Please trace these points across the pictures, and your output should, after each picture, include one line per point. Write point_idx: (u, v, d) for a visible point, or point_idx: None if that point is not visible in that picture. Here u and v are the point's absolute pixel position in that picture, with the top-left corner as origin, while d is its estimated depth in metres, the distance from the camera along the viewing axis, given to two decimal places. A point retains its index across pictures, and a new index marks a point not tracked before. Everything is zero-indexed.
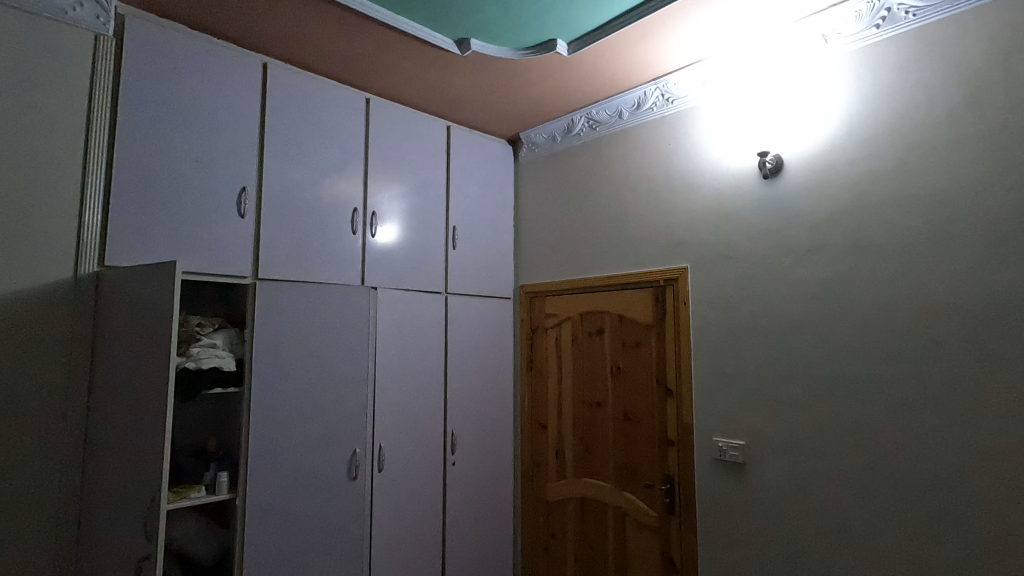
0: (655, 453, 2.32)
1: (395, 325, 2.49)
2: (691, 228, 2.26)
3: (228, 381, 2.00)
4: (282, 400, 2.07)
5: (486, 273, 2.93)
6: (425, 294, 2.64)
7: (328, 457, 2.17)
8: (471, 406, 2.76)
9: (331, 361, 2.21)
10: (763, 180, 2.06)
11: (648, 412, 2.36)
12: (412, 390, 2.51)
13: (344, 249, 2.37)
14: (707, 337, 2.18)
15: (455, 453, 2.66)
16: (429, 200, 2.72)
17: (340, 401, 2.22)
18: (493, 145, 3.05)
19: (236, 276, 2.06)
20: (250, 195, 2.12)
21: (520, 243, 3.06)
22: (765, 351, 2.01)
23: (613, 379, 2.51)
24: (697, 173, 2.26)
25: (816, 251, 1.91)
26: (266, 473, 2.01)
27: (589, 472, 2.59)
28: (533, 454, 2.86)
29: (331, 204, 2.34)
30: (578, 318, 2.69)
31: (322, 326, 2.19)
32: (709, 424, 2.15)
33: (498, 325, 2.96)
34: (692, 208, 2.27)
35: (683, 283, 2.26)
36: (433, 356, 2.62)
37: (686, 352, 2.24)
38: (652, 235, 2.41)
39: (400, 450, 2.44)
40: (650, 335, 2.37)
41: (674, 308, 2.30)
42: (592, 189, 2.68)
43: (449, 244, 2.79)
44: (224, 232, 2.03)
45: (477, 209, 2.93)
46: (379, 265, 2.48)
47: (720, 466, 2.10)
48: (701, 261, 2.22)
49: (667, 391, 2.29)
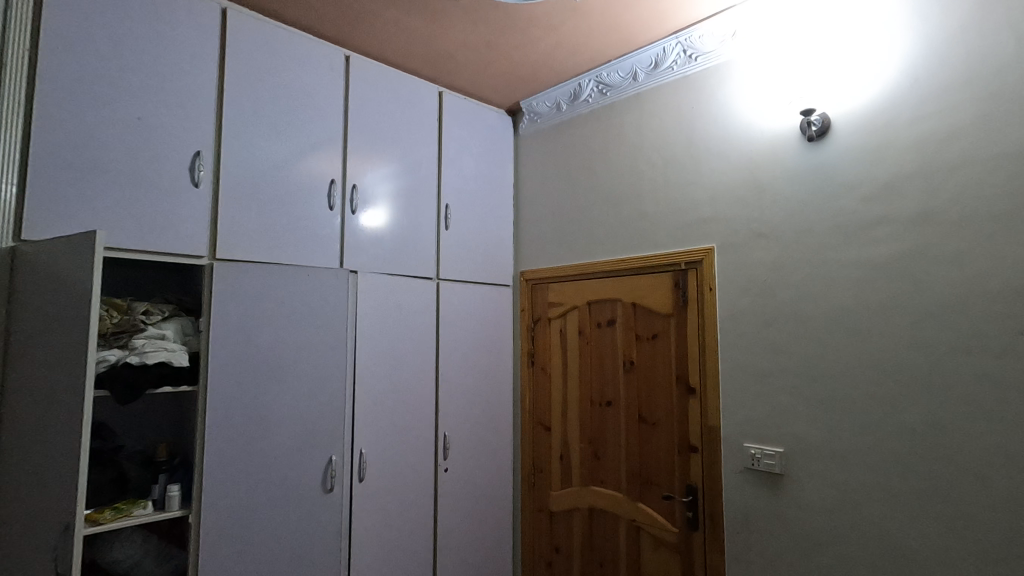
0: (674, 460, 2.04)
1: (379, 314, 2.19)
2: (717, 203, 1.97)
3: (179, 380, 1.71)
4: (243, 400, 1.77)
5: (483, 258, 2.63)
6: (414, 280, 2.34)
7: (299, 467, 1.87)
8: (465, 406, 2.47)
9: (302, 355, 1.91)
10: (806, 145, 1.76)
11: (666, 413, 2.07)
12: (399, 389, 2.22)
13: (320, 227, 2.06)
14: (738, 328, 1.89)
15: (448, 458, 2.37)
16: (419, 174, 2.42)
17: (313, 401, 1.92)
18: (491, 115, 2.75)
19: (190, 255, 1.76)
20: (207, 161, 1.81)
21: (520, 225, 2.77)
22: (808, 344, 1.73)
23: (625, 375, 2.23)
24: (725, 139, 1.96)
25: (871, 227, 1.62)
26: (224, 487, 1.72)
27: (598, 479, 2.31)
28: (535, 458, 2.58)
29: (304, 175, 2.03)
30: (585, 308, 2.40)
31: (292, 315, 1.90)
32: (738, 428, 1.87)
33: (496, 315, 2.66)
34: (718, 180, 1.97)
35: (708, 266, 1.97)
36: (423, 350, 2.33)
37: (711, 345, 1.95)
38: (671, 213, 2.11)
39: (384, 456, 2.14)
40: (670, 326, 2.08)
41: (698, 294, 2.01)
42: (602, 162, 2.38)
43: (442, 224, 2.49)
44: (175, 204, 1.72)
45: (473, 186, 2.63)
46: (362, 246, 2.18)
47: (752, 476, 1.82)
48: (729, 242, 1.93)
49: (689, 389, 2.01)
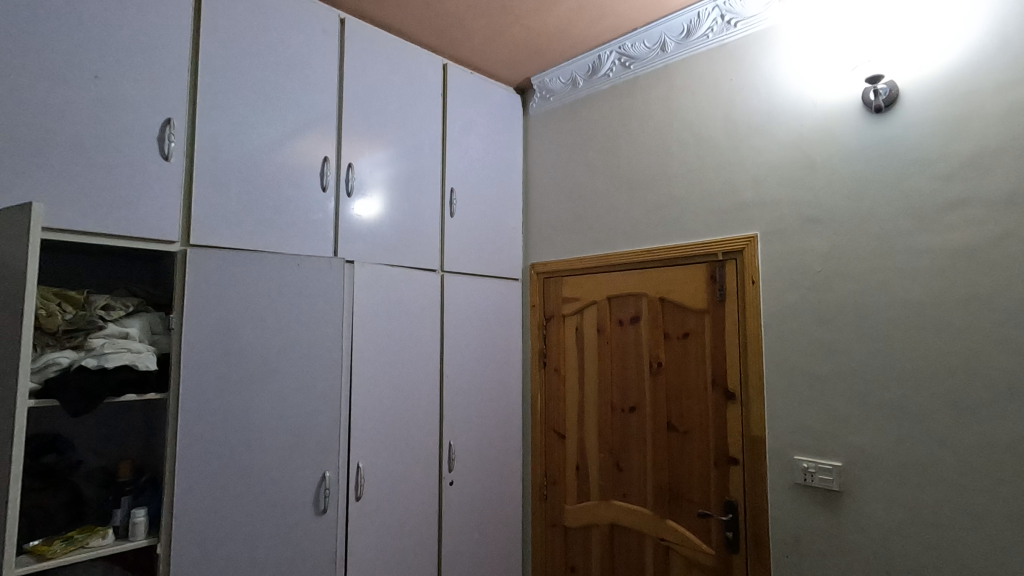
0: (710, 474, 1.82)
1: (379, 309, 1.94)
2: (761, 186, 1.76)
3: (145, 386, 1.46)
4: (222, 408, 1.52)
5: (490, 249, 2.40)
6: (416, 272, 2.10)
7: (287, 485, 1.63)
8: (472, 412, 2.23)
9: (291, 356, 1.67)
10: (868, 117, 1.55)
11: (701, 421, 1.86)
12: (401, 394, 1.97)
13: (311, 209, 1.81)
14: (787, 326, 1.68)
15: (453, 471, 2.14)
16: (422, 154, 2.17)
17: (303, 409, 1.68)
18: (499, 92, 2.51)
19: (159, 241, 1.51)
20: (179, 131, 1.55)
21: (530, 213, 2.54)
22: (871, 343, 1.52)
23: (651, 378, 2.01)
24: (770, 113, 1.75)
25: (948, 209, 1.42)
26: (200, 510, 1.47)
27: (620, 493, 2.09)
28: (548, 468, 2.35)
29: (293, 150, 1.78)
30: (604, 303, 2.18)
31: (278, 309, 1.65)
32: (787, 438, 1.66)
33: (504, 311, 2.43)
34: (762, 160, 1.76)
35: (750, 256, 1.76)
36: (426, 350, 2.08)
37: (754, 344, 1.73)
38: (706, 198, 1.89)
39: (385, 469, 1.89)
40: (704, 324, 1.87)
41: (738, 288, 1.79)
42: (624, 142, 2.16)
43: (446, 211, 2.25)
44: (140, 179, 1.47)
45: (480, 170, 2.39)
46: (359, 233, 1.93)
47: (804, 493, 1.61)
48: (775, 229, 1.72)
49: (728, 394, 1.79)
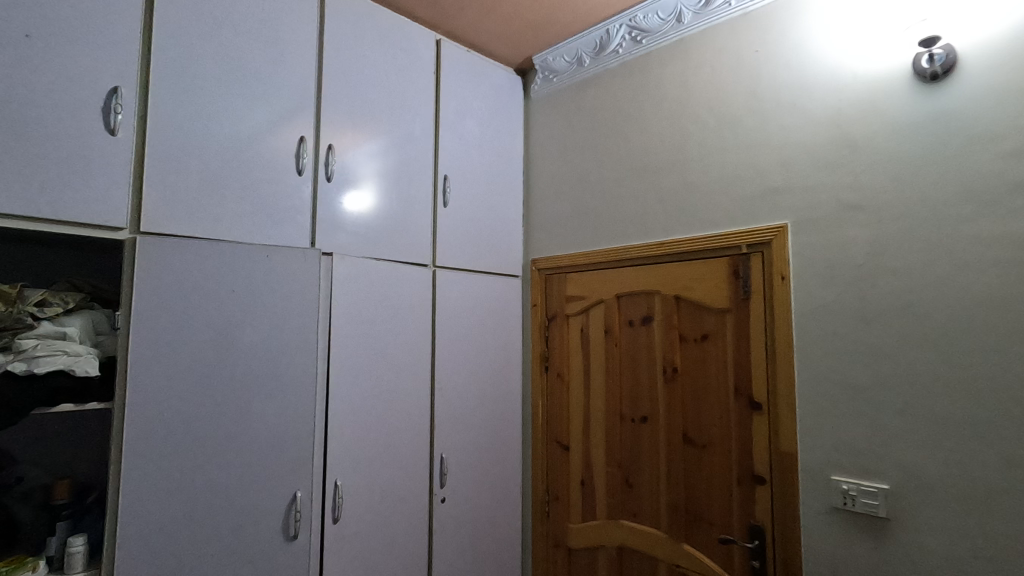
0: (733, 493, 1.62)
1: (361, 307, 1.73)
2: (792, 169, 1.56)
3: (85, 395, 1.26)
4: (174, 420, 1.32)
5: (487, 243, 2.20)
6: (405, 266, 1.89)
7: (252, 508, 1.42)
8: (467, 421, 2.03)
9: (257, 359, 1.46)
10: (919, 88, 1.35)
11: (722, 434, 1.66)
12: (387, 402, 1.77)
13: (284, 195, 1.61)
14: (822, 327, 1.48)
15: (445, 486, 1.93)
16: (413, 137, 1.97)
17: (271, 420, 1.47)
18: (499, 73, 2.31)
19: (105, 227, 1.31)
20: (128, 101, 1.35)
21: (532, 204, 2.34)
22: (923, 347, 1.32)
23: (665, 386, 1.81)
24: (802, 87, 1.56)
25: (1018, 192, 1.21)
26: (146, 539, 1.27)
27: (629, 512, 1.88)
28: (549, 483, 2.15)
29: (266, 128, 1.58)
30: (612, 302, 1.98)
31: (243, 306, 1.45)
32: (823, 456, 1.45)
33: (503, 311, 2.23)
34: (794, 141, 1.56)
35: (779, 248, 1.56)
36: (416, 353, 1.88)
37: (784, 349, 1.53)
38: (728, 185, 1.69)
39: (368, 488, 1.69)
40: (726, 324, 1.67)
41: (766, 285, 1.59)
42: (635, 124, 1.96)
43: (439, 200, 2.05)
44: (81, 155, 1.27)
45: (477, 157, 2.19)
46: (340, 222, 1.73)
47: (843, 519, 1.41)
48: (809, 218, 1.52)
49: (753, 404, 1.59)
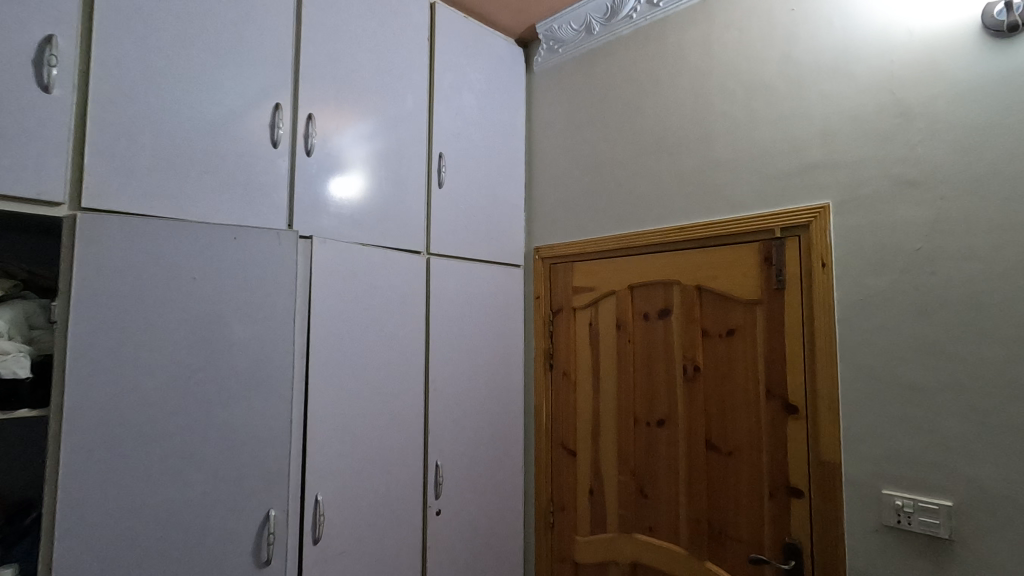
0: (764, 507, 1.45)
1: (347, 298, 1.52)
2: (834, 142, 1.37)
3: (14, 400, 1.06)
4: (123, 428, 1.12)
5: (486, 228, 2.01)
6: (396, 253, 1.69)
7: (216, 531, 1.22)
8: (464, 424, 1.85)
9: (224, 356, 1.25)
10: (988, 45, 1.18)
11: (751, 440, 1.48)
12: (375, 405, 1.57)
13: (256, 168, 1.40)
14: (870, 320, 1.30)
15: (440, 497, 1.75)
16: (404, 109, 1.77)
17: (240, 427, 1.27)
18: (499, 44, 2.11)
19: (38, 200, 1.10)
20: (65, 53, 1.14)
21: (535, 188, 2.15)
22: (994, 344, 1.14)
23: (685, 386, 1.63)
24: (847, 49, 1.37)
25: None
26: (88, 570, 1.07)
27: (644, 525, 1.71)
28: (554, 491, 1.97)
29: (234, 91, 1.37)
30: (624, 293, 1.80)
31: (206, 294, 1.24)
32: (871, 466, 1.28)
33: (504, 303, 2.03)
34: (836, 109, 1.38)
35: (820, 231, 1.38)
36: (407, 350, 1.69)
37: (824, 345, 1.36)
38: (758, 162, 1.51)
39: (353, 502, 1.49)
40: (756, 318, 1.49)
41: (803, 273, 1.41)
42: (651, 97, 1.78)
43: (433, 180, 1.85)
44: (5, 113, 1.06)
45: (475, 134, 1.99)
46: (321, 201, 1.53)
47: (896, 539, 1.23)
48: (854, 196, 1.34)
49: (788, 407, 1.42)
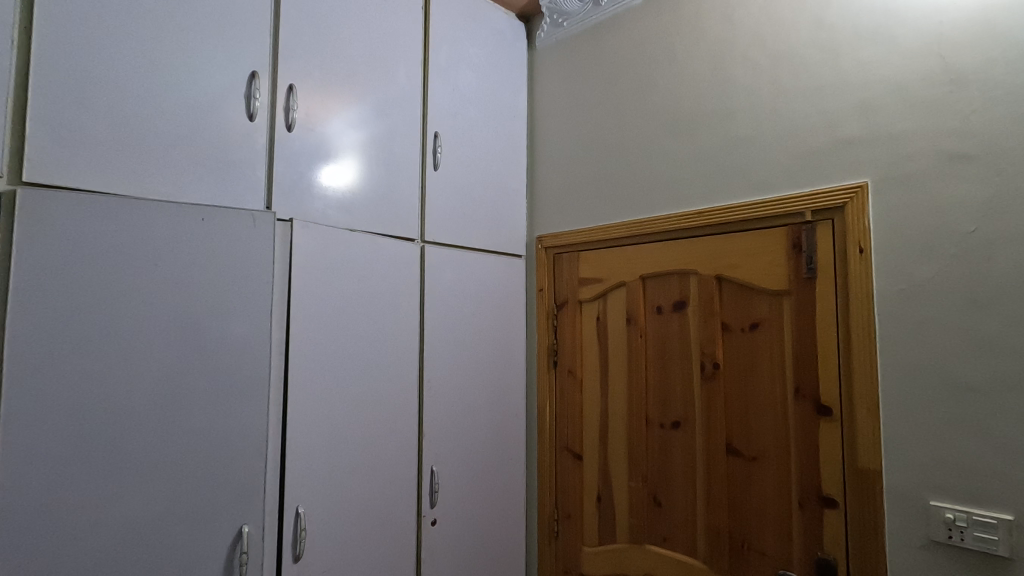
0: (791, 518, 1.32)
1: (333, 288, 1.37)
2: (874, 114, 1.24)
3: None
4: (71, 435, 0.97)
5: (485, 215, 1.87)
6: (388, 239, 1.55)
7: (181, 553, 1.07)
8: (461, 426, 1.71)
9: (191, 353, 1.10)
10: None
11: (778, 444, 1.35)
12: (365, 406, 1.43)
13: (231, 143, 1.25)
14: (916, 312, 1.16)
15: (436, 506, 1.61)
16: (397, 82, 1.62)
17: (209, 434, 1.12)
18: (500, 17, 1.97)
19: None
20: (3, 4, 0.99)
21: (538, 173, 2.01)
22: None
23: (703, 384, 1.50)
24: (889, 10, 1.23)
25: None
26: None
27: (657, 536, 1.58)
28: (559, 498, 1.84)
29: (205, 55, 1.22)
30: (635, 285, 1.66)
31: (171, 283, 1.09)
32: (917, 475, 1.15)
33: (504, 296, 1.89)
34: (876, 78, 1.24)
35: (857, 214, 1.24)
36: (401, 345, 1.54)
37: (862, 339, 1.22)
38: (787, 139, 1.37)
39: (339, 514, 1.34)
40: (784, 310, 1.36)
41: (837, 259, 1.28)
42: (665, 71, 1.64)
43: (429, 162, 1.70)
44: None
45: (474, 113, 1.85)
46: (305, 181, 1.38)
47: (946, 556, 1.10)
48: (898, 173, 1.20)
49: (820, 409, 1.28)
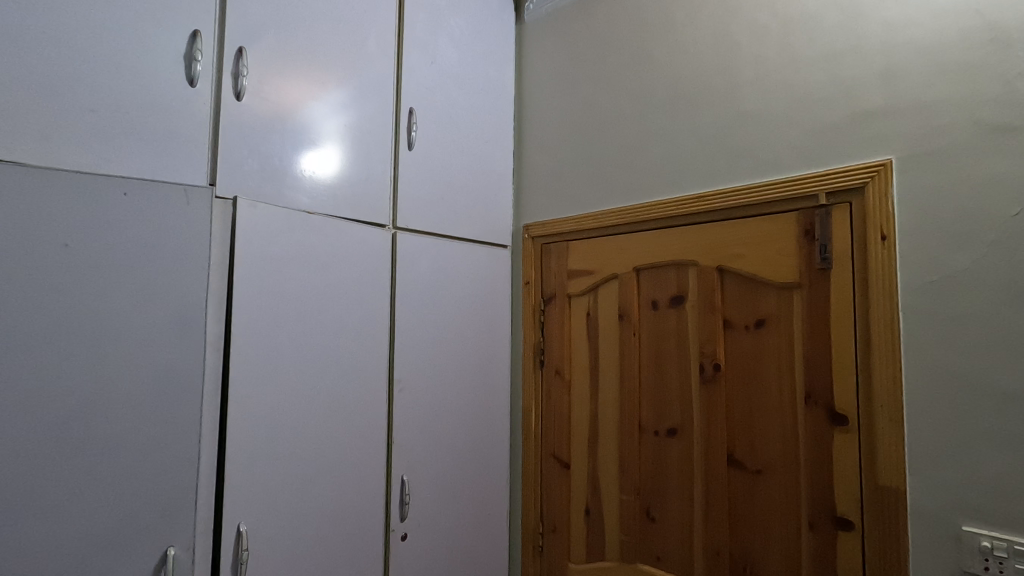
0: (801, 540, 1.17)
1: (285, 276, 1.22)
2: (902, 81, 1.09)
3: None
4: None
5: (466, 201, 1.71)
6: (354, 224, 1.39)
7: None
8: (437, 430, 1.56)
9: (108, 348, 0.94)
10: None
11: (786, 456, 1.20)
12: (323, 409, 1.28)
13: (166, 109, 1.09)
14: (946, 307, 1.01)
15: (406, 519, 1.46)
16: (367, 51, 1.46)
17: (132, 442, 0.96)
18: None
19: None
20: None
21: (526, 156, 1.86)
22: None
23: (702, 388, 1.35)
24: None
25: None
26: None
27: (650, 555, 1.43)
28: (545, 510, 1.69)
29: (137, 6, 1.06)
30: (628, 277, 1.51)
31: (87, 265, 0.93)
32: (948, 496, 1.00)
33: (486, 289, 1.74)
34: (904, 40, 1.09)
35: (880, 196, 1.09)
36: (367, 342, 1.39)
37: (884, 339, 1.07)
38: (799, 113, 1.22)
39: (289, 530, 1.19)
40: (794, 305, 1.21)
41: (855, 248, 1.12)
42: (664, 41, 1.49)
43: (403, 140, 1.55)
44: None
45: (454, 89, 1.69)
46: (256, 154, 1.22)
47: None
48: (928, 149, 1.05)
49: (834, 417, 1.13)
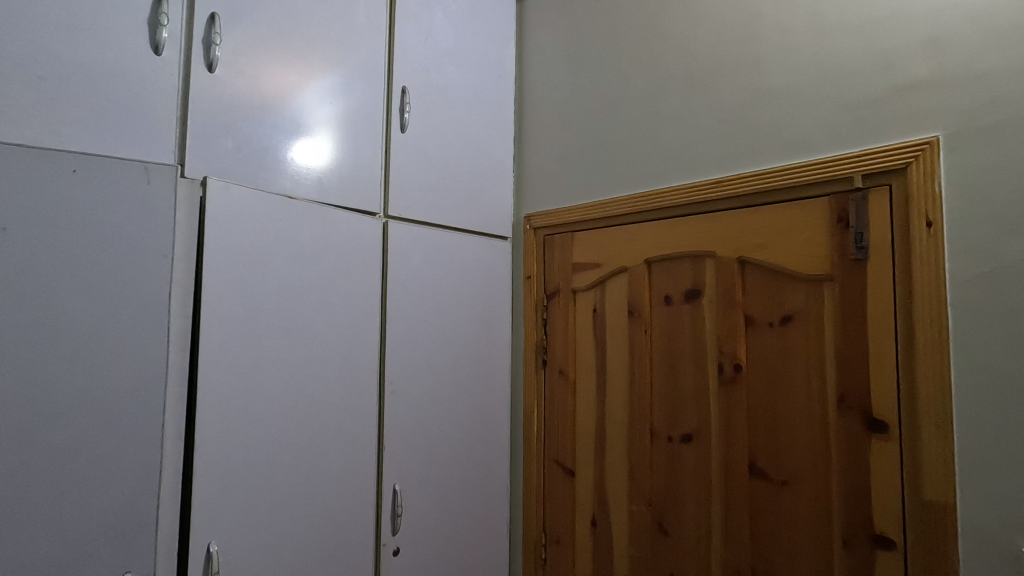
0: (834, 559, 1.06)
1: (264, 268, 1.10)
2: (950, 50, 0.98)
3: None
4: None
5: (463, 189, 1.59)
6: (342, 211, 1.27)
7: None
8: (432, 436, 1.44)
9: (55, 347, 0.82)
10: None
11: (816, 466, 1.09)
12: (306, 414, 1.16)
13: (126, 78, 0.97)
14: (1001, 301, 0.91)
15: (399, 533, 1.34)
16: (355, 23, 1.34)
17: (84, 455, 0.84)
18: None
19: None
20: None
21: (527, 142, 1.74)
22: None
23: (721, 390, 1.23)
24: None
25: None
26: None
27: (663, 571, 1.32)
28: (548, 521, 1.58)
29: None
30: (639, 270, 1.39)
31: (30, 252, 0.81)
32: (1005, 513, 0.89)
33: (485, 284, 1.62)
34: (951, 5, 0.98)
35: (925, 178, 0.98)
36: (354, 340, 1.28)
37: (930, 336, 0.96)
38: (830, 88, 1.11)
39: (267, 548, 1.07)
40: (824, 299, 1.09)
41: (895, 236, 1.01)
42: (677, 14, 1.37)
43: (396, 122, 1.43)
44: None
45: (451, 69, 1.58)
46: (232, 132, 1.10)
47: None
48: (980, 125, 0.94)
49: (872, 424, 1.02)
